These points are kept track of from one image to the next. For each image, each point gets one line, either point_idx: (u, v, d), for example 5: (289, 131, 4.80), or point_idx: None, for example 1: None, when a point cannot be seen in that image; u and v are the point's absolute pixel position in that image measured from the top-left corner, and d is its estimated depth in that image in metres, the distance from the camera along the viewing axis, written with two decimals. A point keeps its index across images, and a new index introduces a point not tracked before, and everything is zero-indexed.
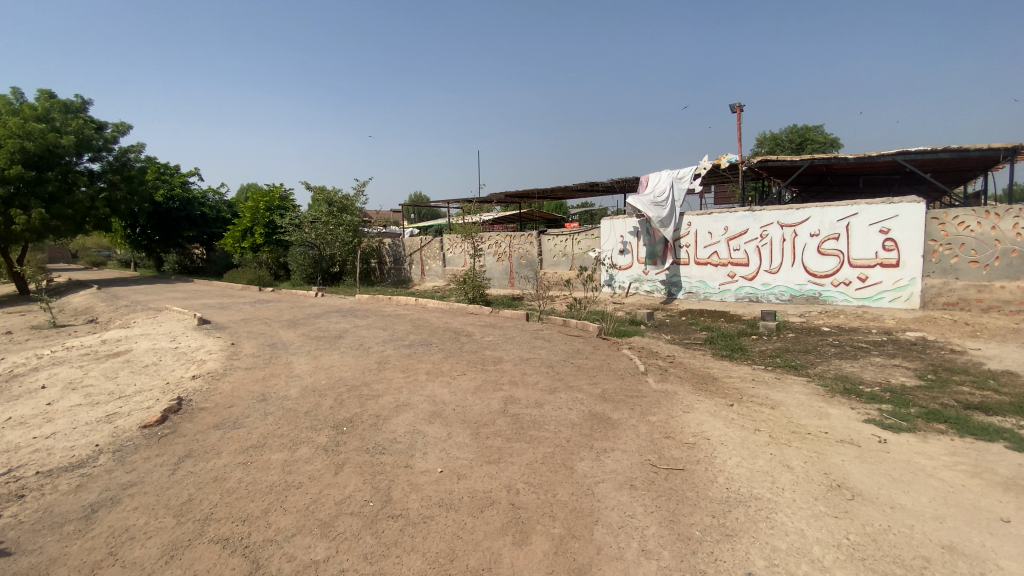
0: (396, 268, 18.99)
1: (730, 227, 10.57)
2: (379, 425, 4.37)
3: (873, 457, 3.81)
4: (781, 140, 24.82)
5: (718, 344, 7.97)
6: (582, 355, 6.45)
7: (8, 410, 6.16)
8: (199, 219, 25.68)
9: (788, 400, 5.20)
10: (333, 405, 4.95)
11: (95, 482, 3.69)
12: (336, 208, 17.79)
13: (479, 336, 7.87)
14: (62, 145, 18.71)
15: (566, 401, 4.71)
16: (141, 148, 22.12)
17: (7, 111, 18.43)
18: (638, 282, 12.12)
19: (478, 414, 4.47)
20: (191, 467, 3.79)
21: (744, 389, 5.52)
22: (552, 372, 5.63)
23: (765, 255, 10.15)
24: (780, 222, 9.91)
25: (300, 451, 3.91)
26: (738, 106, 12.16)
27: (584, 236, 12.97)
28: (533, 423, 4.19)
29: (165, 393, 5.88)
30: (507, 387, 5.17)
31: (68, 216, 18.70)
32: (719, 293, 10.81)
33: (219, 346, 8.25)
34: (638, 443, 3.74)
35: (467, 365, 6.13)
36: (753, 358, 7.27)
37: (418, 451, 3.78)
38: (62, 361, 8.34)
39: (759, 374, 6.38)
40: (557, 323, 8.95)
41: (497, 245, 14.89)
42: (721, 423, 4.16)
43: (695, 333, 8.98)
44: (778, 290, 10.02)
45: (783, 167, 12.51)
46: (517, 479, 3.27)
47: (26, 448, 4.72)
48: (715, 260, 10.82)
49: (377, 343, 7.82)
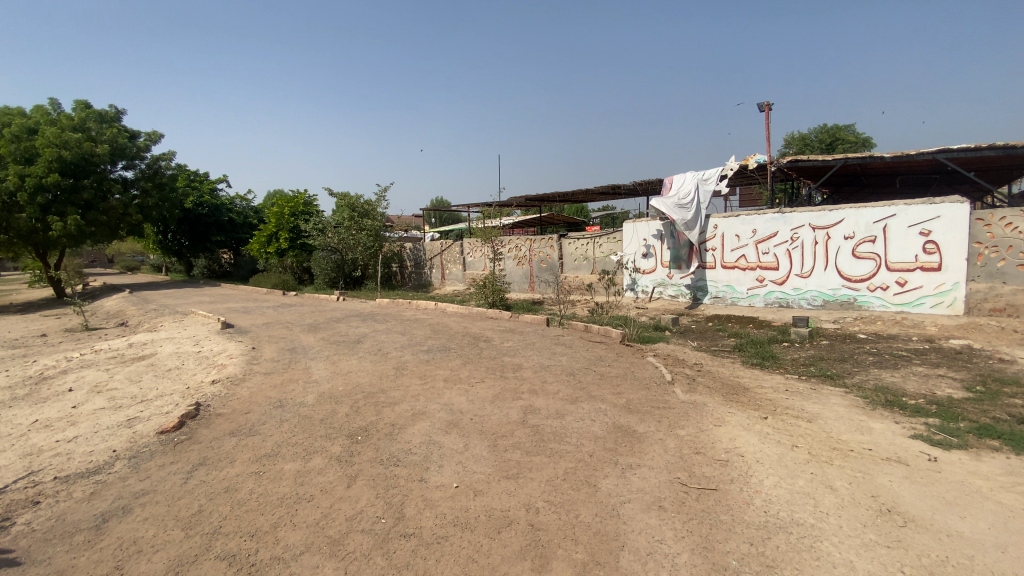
0: (417, 272, 18.99)
1: (759, 229, 10.20)
2: (395, 434, 4.24)
3: (924, 477, 3.50)
4: (810, 140, 24.11)
5: (748, 352, 7.65)
6: (604, 362, 6.22)
7: (35, 413, 6.24)
8: (228, 224, 26.25)
9: (826, 413, 4.89)
10: (348, 413, 4.85)
11: (109, 489, 3.63)
12: (357, 214, 18.05)
13: (499, 342, 7.71)
14: (97, 154, 19.32)
15: (589, 411, 4.51)
16: (171, 156, 22.76)
17: (46, 121, 19.13)
18: (662, 286, 11.80)
19: (497, 425, 4.30)
20: (204, 476, 3.71)
21: (777, 401, 5.22)
22: (573, 381, 5.42)
23: (795, 258, 9.75)
24: (812, 224, 9.51)
25: (314, 461, 3.80)
26: (766, 105, 11.78)
27: (606, 240, 12.72)
28: (554, 435, 4.01)
29: (185, 398, 5.87)
30: (527, 396, 4.99)
31: (102, 223, 19.28)
32: (747, 298, 10.43)
33: (241, 350, 8.29)
34: (666, 459, 3.53)
35: (486, 372, 5.96)
36: (786, 366, 6.92)
37: (434, 463, 3.63)
38: (90, 364, 8.48)
39: (793, 384, 6.05)
40: (578, 329, 8.73)
41: (517, 248, 14.75)
42: (755, 437, 3.91)
43: (722, 340, 8.65)
44: (810, 295, 9.61)
45: (815, 167, 12.04)
46: (537, 496, 3.09)
47: (48, 452, 4.73)
48: (743, 263, 10.45)
49: (396, 348, 7.73)
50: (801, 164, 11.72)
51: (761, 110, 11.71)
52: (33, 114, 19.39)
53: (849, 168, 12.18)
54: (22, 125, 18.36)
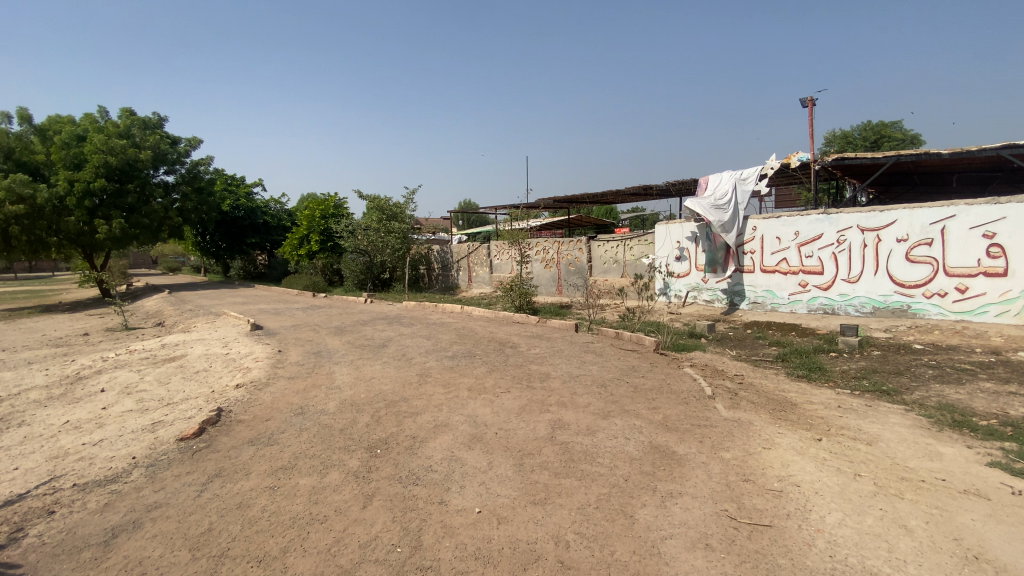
0: (444, 274, 18.92)
1: (802, 231, 9.63)
2: (415, 448, 4.02)
3: (1013, 516, 3.02)
4: (854, 138, 23.01)
5: (792, 363, 7.16)
6: (638, 372, 5.86)
7: (66, 413, 6.29)
8: (262, 227, 26.78)
9: (887, 435, 4.42)
10: (369, 423, 4.66)
11: (123, 500, 3.50)
12: (386, 216, 18.02)
13: (526, 348, 7.43)
14: (140, 160, 20.02)
15: (622, 428, 4.19)
16: (210, 160, 23.44)
17: (95, 128, 19.94)
18: (696, 291, 11.30)
19: (523, 441, 4.03)
20: (217, 490, 3.55)
21: (830, 419, 4.77)
22: (604, 393, 5.09)
23: (842, 262, 9.14)
24: (861, 226, 8.89)
25: (330, 476, 3.61)
26: (810, 100, 11.17)
27: (637, 242, 12.31)
28: (585, 455, 3.71)
29: (209, 402, 5.81)
30: (555, 409, 4.69)
31: (145, 225, 19.88)
32: (788, 304, 9.85)
33: (267, 353, 8.27)
34: (711, 487, 3.20)
35: (512, 381, 5.69)
36: (835, 380, 6.40)
37: (456, 483, 3.38)
38: (124, 365, 8.61)
39: (846, 400, 5.55)
40: (608, 335, 8.38)
41: (544, 251, 14.47)
42: (811, 463, 3.53)
43: (764, 349, 8.13)
44: (858, 301, 8.97)
45: (863, 165, 11.32)
46: (567, 527, 2.81)
47: (72, 456, 4.69)
48: (784, 267, 9.89)
49: (421, 353, 7.53)
50: (847, 163, 11.05)
51: (805, 105, 11.11)
52: (81, 121, 20.21)
53: (900, 166, 11.43)
54: (72, 132, 19.14)
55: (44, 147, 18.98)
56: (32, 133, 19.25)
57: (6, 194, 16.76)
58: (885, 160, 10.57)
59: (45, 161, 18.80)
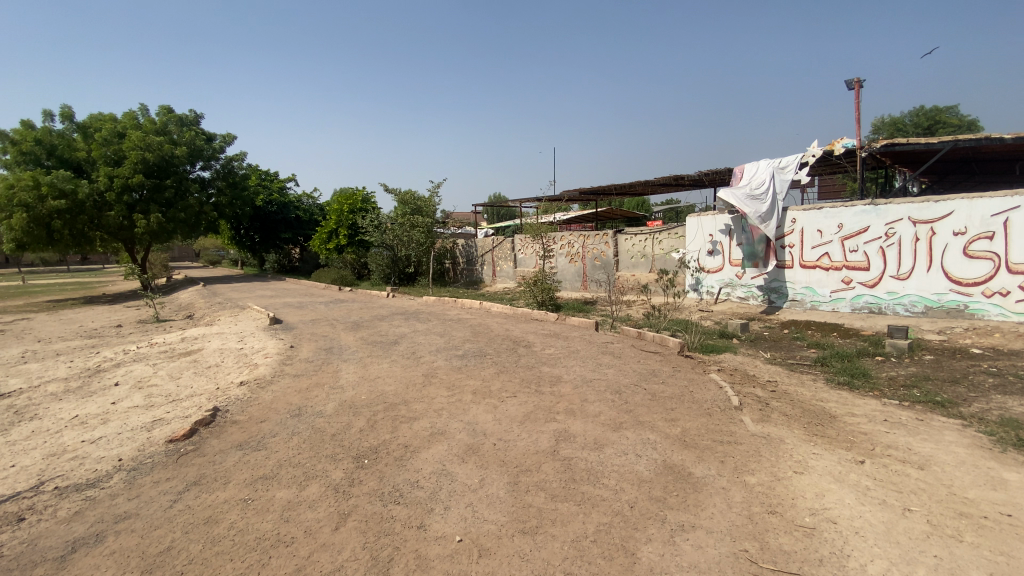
0: (469, 268, 18.63)
1: (846, 223, 8.87)
2: (405, 459, 3.70)
3: None
4: (904, 124, 21.60)
5: (833, 367, 6.53)
6: (658, 378, 5.40)
7: (78, 407, 6.31)
8: (295, 222, 27.01)
9: (941, 456, 3.83)
10: (363, 428, 4.37)
11: (95, 509, 3.42)
12: (410, 210, 17.73)
13: (540, 348, 7.05)
14: (176, 156, 20.54)
15: (633, 442, 3.76)
16: (243, 156, 23.93)
17: (133, 125, 20.55)
18: (729, 287, 10.64)
19: (522, 454, 3.65)
20: (190, 500, 3.36)
21: (873, 436, 4.22)
22: (619, 401, 4.65)
23: (891, 257, 8.35)
24: (913, 218, 8.08)
25: (308, 489, 3.34)
26: (858, 82, 10.34)
27: (666, 236, 11.69)
28: (588, 474, 3.31)
29: (210, 401, 5.67)
30: (562, 418, 4.29)
31: (181, 220, 20.27)
32: (830, 302, 9.11)
33: (279, 349, 8.13)
34: (731, 520, 2.76)
35: (520, 385, 5.31)
36: (881, 389, 5.75)
37: (440, 503, 3.04)
38: (141, 358, 8.66)
39: (893, 413, 4.94)
40: (630, 334, 7.89)
41: (569, 245, 14.01)
42: (851, 493, 3.03)
43: (801, 351, 7.51)
44: (908, 300, 8.18)
45: (914, 152, 10.39)
46: (554, 566, 2.44)
47: (68, 454, 4.64)
48: (826, 263, 9.15)
49: (431, 351, 7.23)
50: (896, 149, 10.17)
51: (851, 87, 10.26)
52: (121, 119, 20.90)
53: (956, 153, 10.47)
54: (112, 129, 19.77)
55: (86, 145, 19.62)
56: (74, 131, 19.97)
57: (49, 189, 17.37)
58: (940, 146, 9.65)
59: (86, 158, 19.41)
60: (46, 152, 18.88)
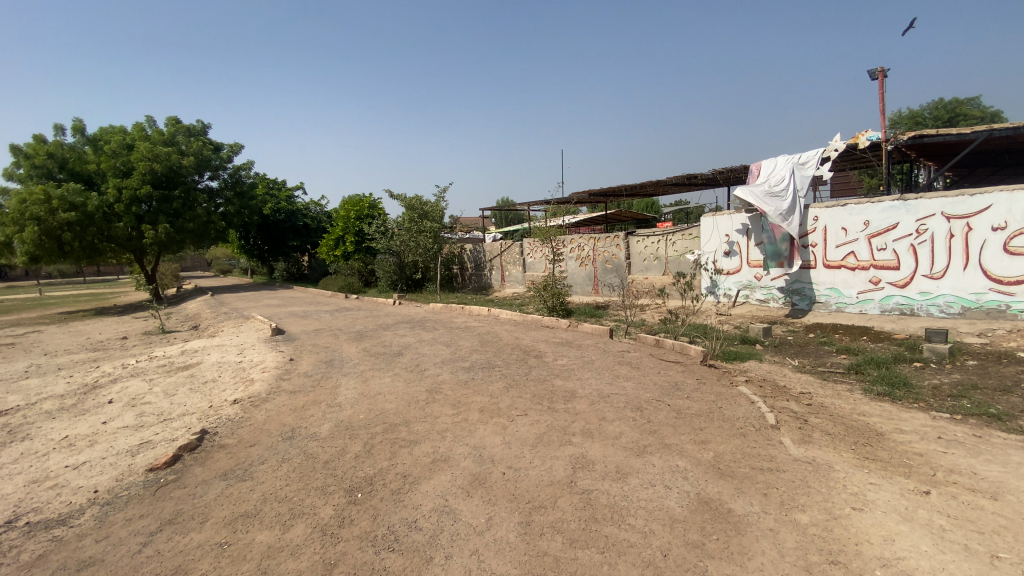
0: (477, 274, 18.24)
1: (873, 220, 8.34)
2: (403, 492, 3.29)
3: None
4: (923, 117, 21.02)
5: (870, 375, 6.01)
6: (682, 392, 4.93)
7: (67, 426, 5.94)
8: (303, 229, 26.95)
9: (1014, 483, 3.33)
10: (358, 454, 3.96)
11: (59, 552, 3.00)
12: (417, 215, 17.53)
13: (552, 358, 6.62)
14: (184, 166, 20.40)
15: (660, 471, 3.31)
16: (250, 165, 23.81)
17: (141, 136, 20.49)
18: (748, 289, 10.14)
19: (534, 486, 3.22)
20: (161, 545, 2.96)
21: (929, 457, 3.73)
22: (641, 420, 4.20)
23: (923, 255, 7.81)
24: (946, 213, 7.55)
25: (292, 531, 2.94)
26: (882, 72, 9.85)
27: (680, 237, 11.23)
28: (612, 513, 2.86)
29: (202, 421, 5.30)
30: (578, 441, 3.86)
31: (190, 230, 20.11)
32: (856, 304, 8.58)
33: (279, 362, 7.78)
34: (785, 572, 2.32)
35: (530, 401, 4.87)
36: (926, 400, 5.22)
37: (440, 552, 2.63)
38: (139, 373, 8.34)
39: (946, 429, 4.43)
40: (647, 342, 7.41)
41: (580, 248, 13.59)
42: (925, 538, 2.57)
43: (832, 358, 6.99)
44: (943, 301, 7.64)
45: (943, 143, 9.81)
46: None
47: (48, 479, 4.22)
48: (851, 262, 8.63)
49: (436, 363, 6.82)
50: (924, 141, 9.60)
51: (874, 77, 9.77)
52: (130, 130, 20.88)
53: (988, 144, 9.87)
54: (121, 141, 19.71)
55: (96, 157, 19.57)
56: (85, 144, 20.00)
57: (59, 202, 17.27)
58: (973, 136, 9.10)
59: (96, 170, 19.33)
60: (57, 165, 18.83)
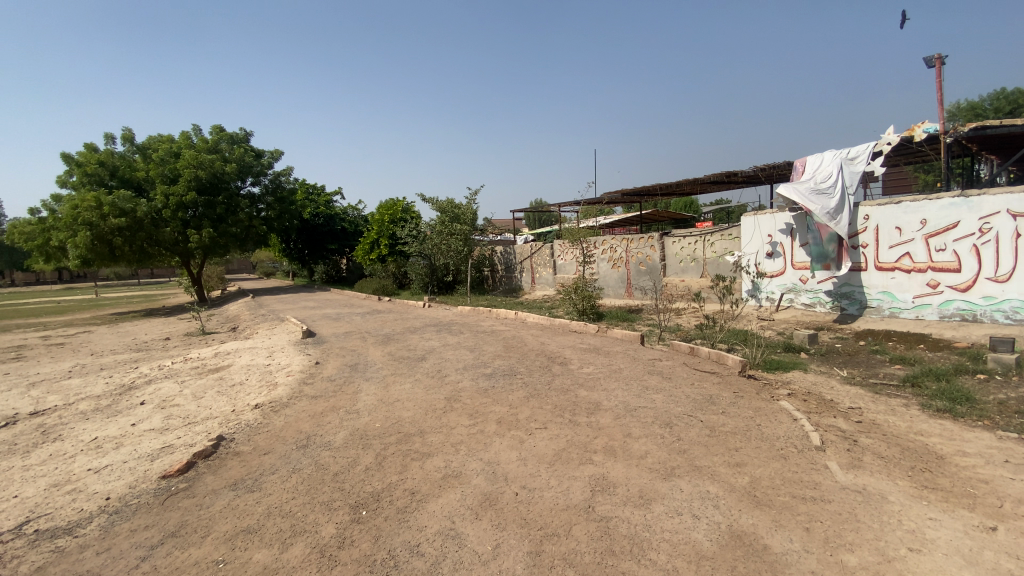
0: (508, 276, 18.05)
1: (931, 219, 7.66)
2: (409, 511, 3.10)
3: None
4: (983, 108, 19.55)
5: (928, 389, 5.45)
6: (716, 406, 4.56)
7: (99, 428, 6.06)
8: (340, 232, 27.47)
9: None
10: (368, 467, 3.81)
11: (60, 564, 2.97)
12: (449, 218, 17.65)
13: (578, 366, 6.33)
14: (226, 172, 21.05)
15: (688, 498, 3.00)
16: (290, 171, 24.38)
17: (187, 145, 21.29)
18: (793, 293, 9.57)
19: (547, 511, 2.97)
20: (158, 560, 2.87)
21: (998, 485, 3.26)
22: (670, 438, 3.88)
23: (987, 256, 7.10)
24: (1014, 210, 6.82)
25: (290, 550, 2.80)
26: (938, 59, 9.09)
27: (718, 237, 10.69)
28: (631, 545, 2.58)
29: (222, 426, 5.29)
30: (599, 460, 3.58)
31: (232, 234, 20.76)
32: (912, 309, 7.90)
33: (304, 366, 7.78)
34: None
35: (551, 413, 4.61)
36: (992, 416, 4.66)
37: None
38: (172, 375, 8.53)
39: (1017, 451, 3.90)
40: (681, 350, 7.02)
41: (612, 249, 13.20)
42: None
43: (885, 368, 6.42)
44: (1009, 307, 6.91)
45: (1010, 135, 8.95)
46: None
47: (68, 483, 4.26)
48: (906, 264, 7.96)
49: (457, 369, 6.64)
50: (988, 132, 8.78)
51: (931, 65, 9.01)
52: (177, 139, 21.73)
53: None
54: (168, 149, 20.53)
55: (145, 165, 20.45)
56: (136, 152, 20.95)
57: (110, 208, 18.11)
58: None
59: (145, 178, 20.19)
60: (109, 173, 19.80)
